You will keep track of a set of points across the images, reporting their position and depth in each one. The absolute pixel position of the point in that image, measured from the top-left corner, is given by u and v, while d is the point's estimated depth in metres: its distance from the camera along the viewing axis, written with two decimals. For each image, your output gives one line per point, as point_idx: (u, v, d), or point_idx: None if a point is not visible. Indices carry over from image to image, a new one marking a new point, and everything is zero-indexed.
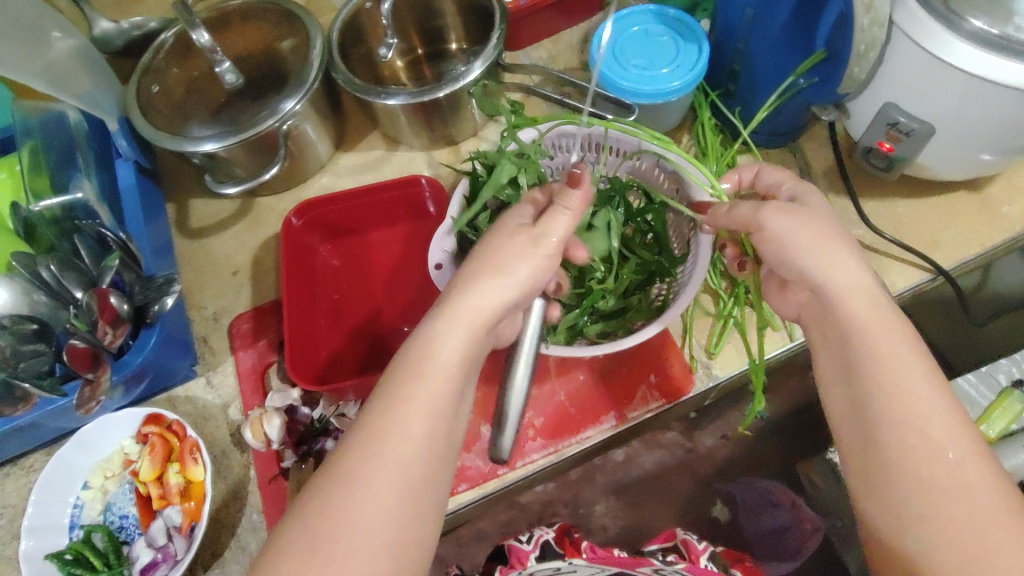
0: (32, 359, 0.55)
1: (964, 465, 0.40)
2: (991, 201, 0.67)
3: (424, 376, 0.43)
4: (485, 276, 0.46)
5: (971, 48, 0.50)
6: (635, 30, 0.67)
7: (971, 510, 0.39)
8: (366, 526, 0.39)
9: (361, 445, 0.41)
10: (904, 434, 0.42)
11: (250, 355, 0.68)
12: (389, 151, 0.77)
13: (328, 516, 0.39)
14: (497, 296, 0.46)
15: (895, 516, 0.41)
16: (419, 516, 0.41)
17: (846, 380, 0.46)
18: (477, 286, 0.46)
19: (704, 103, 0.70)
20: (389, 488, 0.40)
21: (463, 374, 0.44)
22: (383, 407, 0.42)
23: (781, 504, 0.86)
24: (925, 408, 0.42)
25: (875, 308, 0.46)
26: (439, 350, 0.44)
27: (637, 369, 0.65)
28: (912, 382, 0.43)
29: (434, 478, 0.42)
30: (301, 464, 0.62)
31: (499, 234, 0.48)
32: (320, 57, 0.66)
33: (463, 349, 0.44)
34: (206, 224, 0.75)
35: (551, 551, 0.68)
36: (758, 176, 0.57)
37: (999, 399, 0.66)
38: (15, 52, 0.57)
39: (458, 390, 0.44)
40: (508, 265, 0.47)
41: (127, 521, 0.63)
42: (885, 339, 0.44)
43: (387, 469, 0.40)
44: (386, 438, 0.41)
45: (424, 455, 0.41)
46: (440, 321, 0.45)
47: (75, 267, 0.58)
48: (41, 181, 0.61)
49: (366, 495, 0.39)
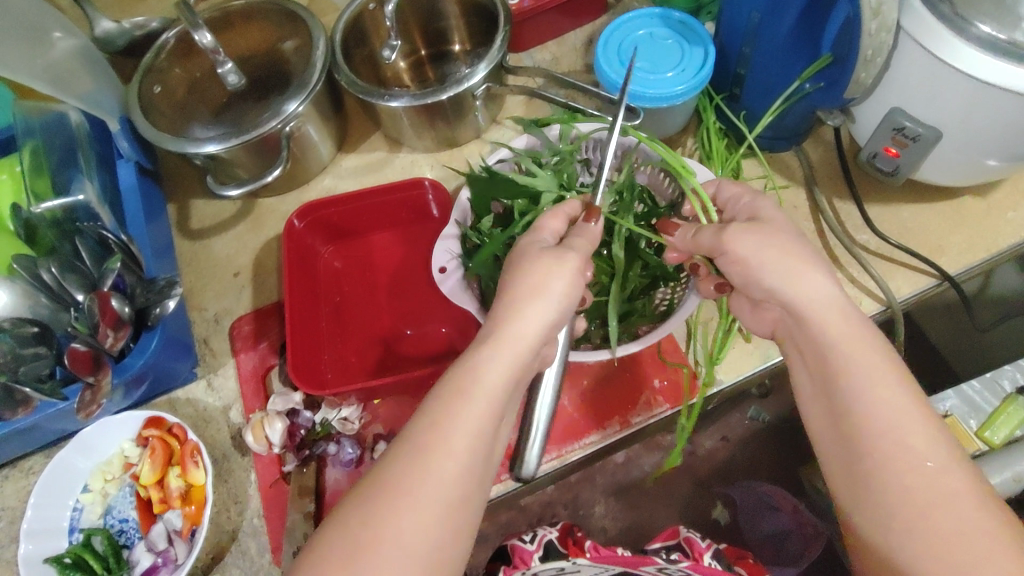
0: (32, 363, 0.55)
1: (945, 473, 0.40)
2: (997, 207, 0.67)
3: (471, 395, 0.43)
4: (526, 302, 0.46)
5: (980, 54, 0.49)
6: (640, 33, 0.66)
7: (955, 520, 0.39)
8: (406, 542, 0.38)
9: (407, 461, 0.41)
10: (885, 444, 0.42)
11: (251, 358, 0.68)
12: (392, 152, 0.76)
13: (368, 528, 0.39)
14: (543, 318, 0.46)
15: (878, 524, 0.41)
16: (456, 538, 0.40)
17: (823, 392, 0.46)
18: (521, 313, 0.46)
19: (709, 107, 0.69)
20: (430, 508, 0.40)
21: (507, 396, 0.44)
22: (427, 425, 0.42)
23: (781, 509, 0.85)
24: (905, 417, 0.42)
25: (848, 321, 0.45)
26: (487, 372, 0.44)
27: (640, 375, 0.65)
28: (886, 391, 0.43)
29: (472, 501, 0.42)
30: (302, 468, 0.62)
31: (536, 258, 0.48)
32: (323, 57, 0.66)
33: (511, 373, 0.44)
34: (207, 225, 0.75)
35: (553, 551, 0.67)
36: (719, 192, 0.56)
37: (1003, 405, 0.67)
38: (17, 52, 0.57)
39: (501, 412, 0.44)
40: (550, 285, 0.47)
41: (127, 525, 0.62)
42: (859, 345, 0.44)
43: (428, 487, 0.40)
44: (431, 454, 0.41)
45: (466, 478, 0.41)
46: (488, 347, 0.45)
47: (76, 269, 0.57)
48: (43, 183, 0.61)
49: (408, 514, 0.39)
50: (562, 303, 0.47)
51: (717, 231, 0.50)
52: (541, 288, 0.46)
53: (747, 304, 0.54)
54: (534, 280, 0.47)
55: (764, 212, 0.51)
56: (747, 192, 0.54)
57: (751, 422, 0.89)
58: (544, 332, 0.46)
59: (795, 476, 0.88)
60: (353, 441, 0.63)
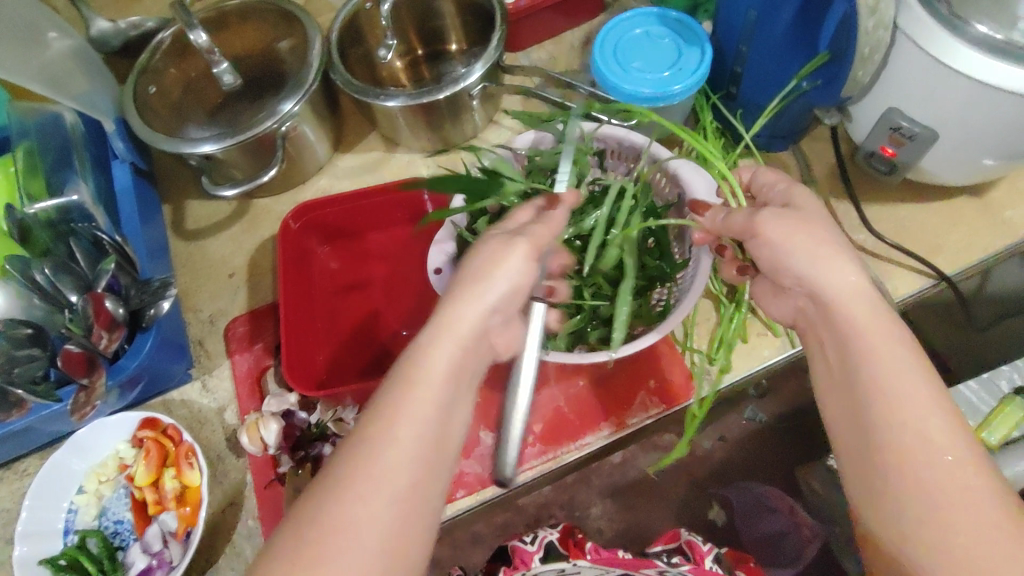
0: (26, 365, 0.54)
1: (963, 468, 0.40)
2: (994, 206, 0.67)
3: (414, 385, 0.41)
4: (467, 288, 0.45)
5: (977, 54, 0.49)
6: (636, 32, 0.66)
7: (972, 518, 0.39)
8: (349, 543, 0.37)
9: (349, 457, 0.39)
10: (905, 438, 0.41)
11: (247, 359, 0.68)
12: (388, 152, 0.76)
13: (310, 531, 0.37)
14: (484, 300, 0.44)
15: (893, 517, 0.41)
16: (403, 536, 0.39)
17: (842, 383, 0.45)
18: (467, 298, 0.44)
19: (705, 106, 0.69)
20: (371, 506, 0.38)
21: (453, 384, 0.42)
22: (372, 419, 0.41)
23: (779, 510, 0.86)
24: (925, 410, 0.41)
25: (870, 312, 0.44)
26: (428, 362, 0.42)
27: (636, 376, 0.64)
28: (908, 384, 0.42)
29: (422, 496, 0.40)
30: (298, 468, 0.62)
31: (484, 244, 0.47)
32: (319, 57, 0.66)
33: (455, 360, 0.43)
34: (203, 225, 0.74)
35: (553, 551, 0.68)
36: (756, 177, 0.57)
37: (1000, 406, 0.66)
38: (12, 52, 0.57)
39: (448, 402, 0.42)
40: (492, 266, 0.45)
41: (122, 526, 0.62)
42: (882, 337, 0.43)
43: (370, 484, 0.38)
44: (373, 450, 0.39)
45: (411, 473, 0.39)
46: (429, 335, 0.43)
47: (71, 270, 0.57)
48: (37, 184, 0.61)
49: (353, 508, 0.38)
50: (507, 280, 0.45)
51: (750, 214, 0.49)
52: (483, 271, 0.45)
53: (770, 288, 0.54)
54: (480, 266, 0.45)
55: (791, 203, 0.50)
56: (783, 181, 0.54)
57: (748, 422, 0.89)
58: (488, 314, 0.44)
59: (792, 476, 0.88)
60: None
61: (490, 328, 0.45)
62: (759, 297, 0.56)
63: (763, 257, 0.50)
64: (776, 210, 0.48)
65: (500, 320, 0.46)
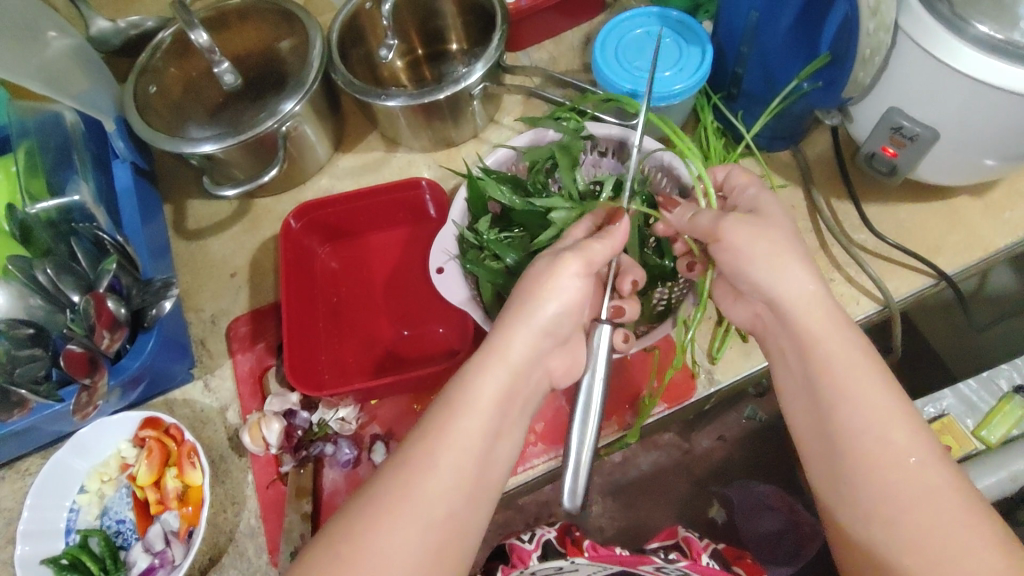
0: (27, 365, 0.54)
1: (926, 468, 0.41)
2: (993, 207, 0.67)
3: (462, 408, 0.44)
4: (518, 318, 0.47)
5: (977, 54, 0.49)
6: (637, 33, 0.66)
7: (938, 517, 0.40)
8: (391, 557, 0.40)
9: (396, 472, 0.42)
10: (867, 442, 0.42)
11: (248, 358, 0.68)
12: (389, 152, 0.76)
13: (354, 540, 0.40)
14: (533, 329, 0.47)
15: (863, 521, 0.42)
16: (443, 554, 0.41)
17: (805, 390, 0.46)
18: (519, 325, 0.47)
19: (706, 106, 0.69)
20: (415, 521, 0.41)
21: (501, 410, 0.45)
22: (418, 440, 0.43)
23: (779, 508, 0.86)
24: (886, 414, 0.42)
25: (829, 319, 0.45)
26: (478, 387, 0.45)
27: (638, 375, 0.65)
28: (868, 387, 0.43)
29: (464, 516, 0.43)
30: (300, 468, 0.62)
31: (534, 271, 0.49)
32: (320, 57, 0.66)
33: (503, 386, 0.46)
34: (205, 225, 0.74)
35: (551, 550, 0.68)
36: (729, 178, 0.56)
37: (1001, 404, 0.67)
38: (12, 52, 0.57)
39: (494, 427, 0.45)
40: (543, 295, 0.48)
41: (124, 525, 0.62)
42: (840, 342, 0.44)
43: (414, 501, 0.41)
44: (420, 468, 0.42)
45: (454, 492, 0.42)
46: (479, 360, 0.46)
47: (73, 271, 0.57)
48: (37, 184, 0.61)
49: (394, 526, 0.40)
50: (555, 312, 0.48)
51: (714, 218, 0.49)
52: (533, 301, 0.48)
53: (728, 294, 0.55)
54: (529, 294, 0.48)
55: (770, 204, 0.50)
56: (754, 183, 0.54)
57: (747, 422, 0.90)
58: (536, 342, 0.47)
59: (792, 475, 0.88)
60: (351, 442, 0.63)
61: (539, 355, 0.48)
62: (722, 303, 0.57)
63: (723, 262, 0.50)
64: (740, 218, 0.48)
65: (549, 346, 0.49)
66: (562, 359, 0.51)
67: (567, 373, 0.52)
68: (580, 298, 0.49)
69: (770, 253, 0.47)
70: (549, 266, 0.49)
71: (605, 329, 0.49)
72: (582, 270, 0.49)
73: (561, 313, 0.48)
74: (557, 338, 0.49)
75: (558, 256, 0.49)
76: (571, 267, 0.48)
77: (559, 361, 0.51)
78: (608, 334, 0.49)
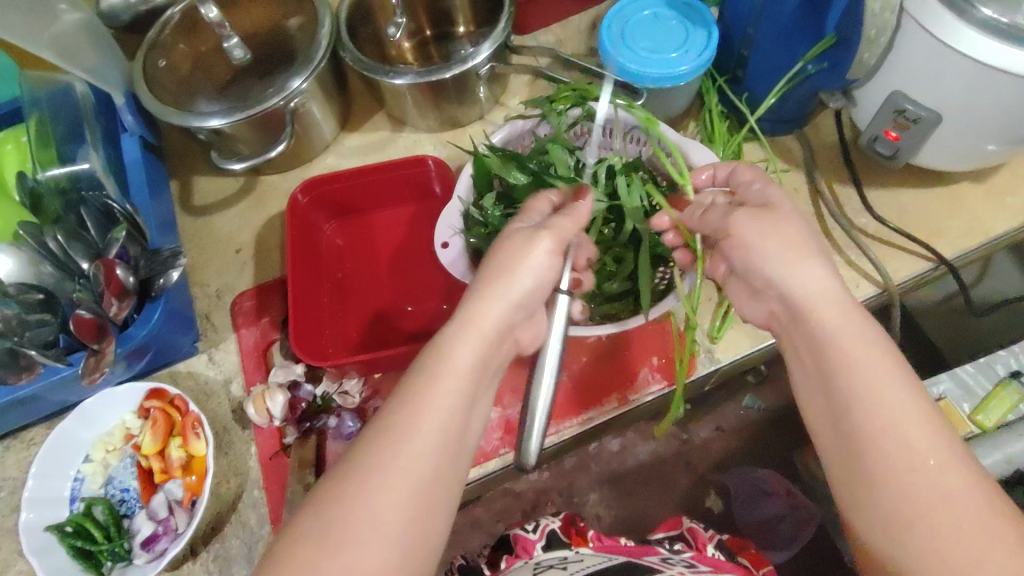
0: (37, 329, 0.55)
1: (944, 473, 0.39)
2: (995, 192, 0.68)
3: (442, 374, 0.44)
4: (491, 292, 0.47)
5: (980, 35, 0.50)
6: (645, 14, 0.67)
7: (956, 521, 0.38)
8: (378, 518, 0.39)
9: (378, 436, 0.41)
10: (887, 443, 0.41)
11: (253, 332, 0.69)
12: (395, 132, 0.77)
13: (341, 506, 0.39)
14: (508, 299, 0.47)
15: (882, 526, 0.40)
16: (428, 517, 0.41)
17: (822, 390, 0.45)
18: (494, 295, 0.47)
19: (711, 88, 0.70)
20: (399, 484, 0.40)
21: (477, 376, 0.45)
22: (399, 406, 0.43)
23: (775, 493, 0.87)
24: (904, 413, 0.41)
25: (842, 312, 0.45)
26: (455, 354, 0.45)
27: (638, 352, 0.65)
28: (887, 391, 0.42)
29: (447, 479, 0.42)
30: (302, 440, 0.62)
31: (505, 245, 0.50)
32: (328, 35, 0.66)
33: (479, 353, 0.46)
34: (211, 201, 0.75)
35: (555, 540, 0.68)
36: (733, 174, 0.56)
37: (998, 388, 0.68)
38: (23, 19, 0.57)
39: (472, 392, 0.45)
40: (518, 268, 0.48)
41: (128, 495, 0.63)
42: (858, 342, 0.44)
43: (399, 463, 0.40)
44: (402, 432, 0.42)
45: (437, 455, 0.42)
46: (455, 328, 0.46)
47: (82, 239, 0.57)
48: (47, 155, 0.61)
49: (378, 490, 0.40)
50: (530, 284, 0.48)
51: (726, 214, 0.51)
52: (511, 273, 0.48)
53: (747, 292, 0.54)
54: (504, 265, 0.48)
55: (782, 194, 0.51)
56: (759, 178, 0.54)
57: (746, 411, 0.91)
58: (509, 313, 0.47)
59: (789, 463, 0.89)
60: (354, 415, 0.64)
61: (511, 326, 0.48)
62: (734, 299, 0.56)
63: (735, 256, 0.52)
64: (750, 212, 0.50)
65: (520, 318, 0.49)
66: (533, 329, 0.52)
67: (533, 344, 0.52)
68: (552, 271, 0.50)
69: (778, 234, 0.47)
70: (523, 242, 0.49)
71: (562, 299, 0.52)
72: (554, 241, 0.49)
73: (535, 286, 0.49)
74: (528, 311, 0.50)
75: (534, 232, 0.50)
76: (545, 244, 0.49)
77: (529, 330, 0.51)
78: (566, 302, 0.52)
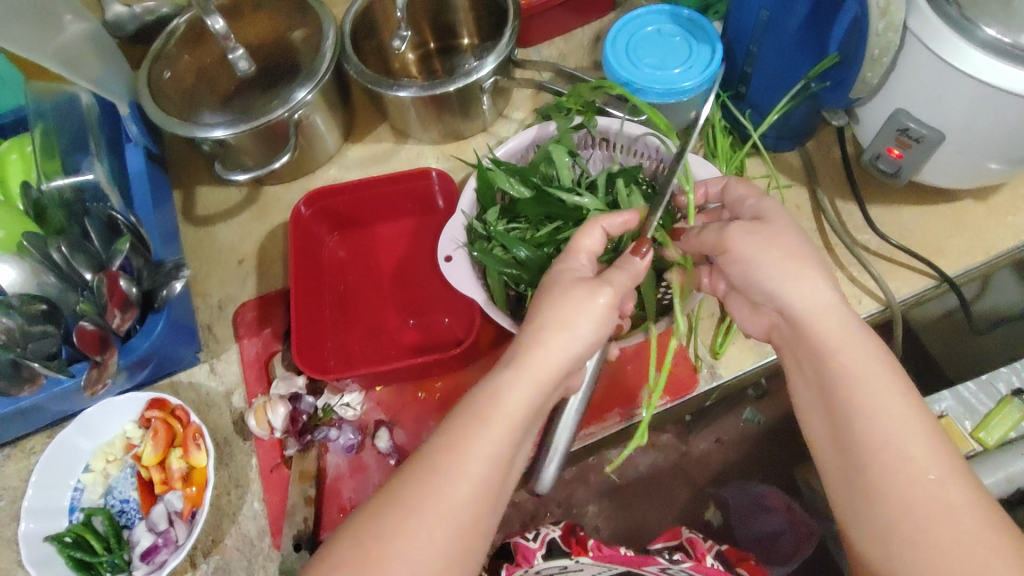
0: (39, 340, 0.55)
1: (945, 487, 0.40)
2: (996, 211, 0.68)
3: (490, 422, 0.43)
4: (550, 336, 0.45)
5: (984, 56, 0.50)
6: (648, 30, 0.67)
7: (955, 535, 0.39)
8: (415, 560, 0.40)
9: (422, 480, 0.42)
10: (888, 458, 0.41)
11: (255, 343, 0.68)
12: (398, 144, 0.77)
13: (381, 537, 0.41)
14: (571, 344, 0.46)
15: (881, 539, 0.41)
16: (462, 560, 0.42)
17: (823, 401, 0.45)
18: (551, 346, 0.45)
19: (714, 104, 0.70)
20: (440, 530, 0.41)
21: (526, 424, 0.45)
22: (443, 450, 0.43)
23: (775, 508, 0.86)
24: (906, 429, 0.42)
25: (845, 328, 0.45)
26: (508, 395, 0.44)
27: (639, 368, 0.65)
28: (887, 402, 0.42)
29: (484, 521, 0.43)
30: (303, 452, 0.62)
31: (564, 289, 0.47)
32: (332, 48, 0.66)
33: (531, 402, 0.45)
34: (214, 211, 0.75)
35: (557, 547, 0.67)
36: (727, 189, 0.55)
37: (998, 406, 0.68)
38: (28, 30, 0.57)
39: (519, 438, 0.44)
40: (578, 320, 0.46)
41: (128, 505, 0.62)
42: (862, 359, 0.44)
43: (439, 511, 0.41)
44: (444, 475, 0.42)
45: (479, 495, 0.42)
46: (511, 373, 0.45)
47: (85, 250, 0.57)
48: (52, 164, 0.62)
49: (420, 534, 0.41)
50: (593, 328, 0.46)
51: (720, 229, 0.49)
52: (568, 324, 0.45)
53: (746, 306, 0.53)
54: (565, 314, 0.46)
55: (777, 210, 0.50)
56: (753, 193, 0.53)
57: (745, 424, 0.91)
58: (566, 365, 0.46)
59: (789, 477, 0.89)
60: (354, 428, 0.64)
61: (565, 374, 0.47)
62: (734, 313, 0.56)
63: (734, 274, 0.50)
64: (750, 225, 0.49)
65: (574, 367, 0.47)
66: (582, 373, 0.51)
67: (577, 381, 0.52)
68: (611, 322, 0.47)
69: (785, 249, 0.47)
70: (586, 291, 0.46)
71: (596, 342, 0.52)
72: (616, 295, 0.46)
73: (597, 330, 0.46)
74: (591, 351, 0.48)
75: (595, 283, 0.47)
76: (604, 295, 0.46)
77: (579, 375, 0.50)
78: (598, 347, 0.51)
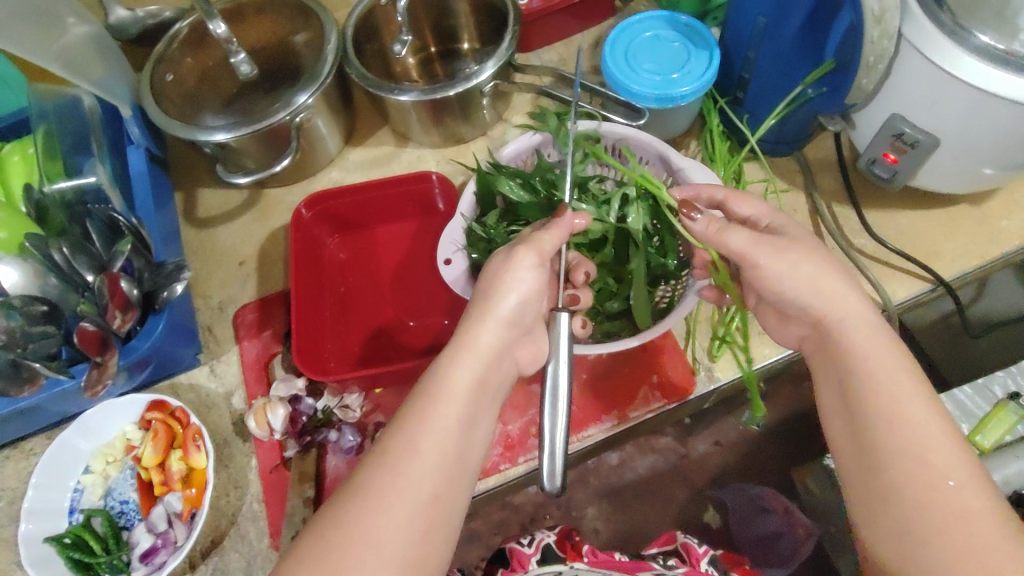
0: (40, 341, 0.55)
1: (963, 492, 0.40)
2: (991, 215, 0.68)
3: (441, 398, 0.45)
4: (478, 307, 0.49)
5: (978, 63, 0.51)
6: (647, 35, 0.67)
7: (972, 539, 0.39)
8: (379, 538, 0.40)
9: (381, 460, 0.42)
10: (906, 459, 0.41)
11: (255, 345, 0.69)
12: (399, 148, 0.78)
13: (345, 524, 0.40)
14: (499, 320, 0.48)
15: (897, 542, 0.41)
16: (429, 536, 0.41)
17: (842, 407, 0.45)
18: (484, 316, 0.48)
19: (712, 109, 0.71)
20: (401, 506, 0.41)
21: (475, 398, 0.46)
22: (397, 430, 0.44)
23: (774, 510, 0.87)
24: (925, 434, 0.42)
25: (870, 332, 0.46)
26: (453, 372, 0.46)
27: (637, 370, 0.66)
28: (908, 407, 0.43)
29: (449, 498, 0.43)
30: (304, 454, 0.63)
31: (491, 268, 0.51)
32: (334, 51, 0.67)
33: (476, 375, 0.46)
34: (215, 213, 0.75)
35: (551, 555, 0.67)
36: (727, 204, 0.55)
37: (995, 409, 0.68)
38: (31, 35, 0.57)
39: (471, 412, 0.45)
40: (504, 288, 0.49)
41: (128, 506, 0.63)
42: (884, 366, 0.44)
43: (399, 488, 0.41)
44: (402, 454, 0.43)
45: (438, 472, 0.43)
46: (453, 351, 0.47)
47: (86, 250, 0.58)
48: (55, 166, 0.62)
49: (380, 510, 0.40)
50: (517, 303, 0.49)
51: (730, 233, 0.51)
52: (497, 294, 0.49)
53: (773, 316, 0.55)
54: (495, 287, 0.49)
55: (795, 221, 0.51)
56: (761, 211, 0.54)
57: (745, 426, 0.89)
58: (503, 334, 0.48)
59: (787, 479, 0.89)
60: (354, 430, 0.64)
61: (507, 344, 0.49)
62: (765, 326, 0.57)
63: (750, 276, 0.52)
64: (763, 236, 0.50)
65: (514, 336, 0.49)
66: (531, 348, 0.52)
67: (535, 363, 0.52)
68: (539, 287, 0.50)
69: (798, 259, 0.48)
70: (507, 261, 0.50)
71: (563, 317, 0.49)
72: (538, 258, 0.50)
73: (522, 303, 0.49)
74: (522, 328, 0.50)
75: (513, 251, 0.51)
76: (525, 260, 0.50)
77: (526, 349, 0.52)
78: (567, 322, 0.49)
